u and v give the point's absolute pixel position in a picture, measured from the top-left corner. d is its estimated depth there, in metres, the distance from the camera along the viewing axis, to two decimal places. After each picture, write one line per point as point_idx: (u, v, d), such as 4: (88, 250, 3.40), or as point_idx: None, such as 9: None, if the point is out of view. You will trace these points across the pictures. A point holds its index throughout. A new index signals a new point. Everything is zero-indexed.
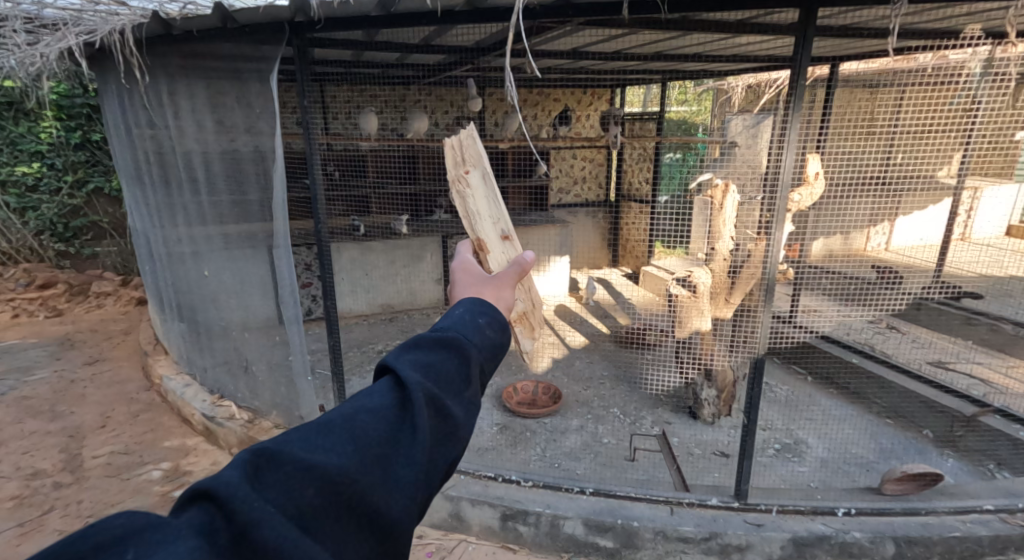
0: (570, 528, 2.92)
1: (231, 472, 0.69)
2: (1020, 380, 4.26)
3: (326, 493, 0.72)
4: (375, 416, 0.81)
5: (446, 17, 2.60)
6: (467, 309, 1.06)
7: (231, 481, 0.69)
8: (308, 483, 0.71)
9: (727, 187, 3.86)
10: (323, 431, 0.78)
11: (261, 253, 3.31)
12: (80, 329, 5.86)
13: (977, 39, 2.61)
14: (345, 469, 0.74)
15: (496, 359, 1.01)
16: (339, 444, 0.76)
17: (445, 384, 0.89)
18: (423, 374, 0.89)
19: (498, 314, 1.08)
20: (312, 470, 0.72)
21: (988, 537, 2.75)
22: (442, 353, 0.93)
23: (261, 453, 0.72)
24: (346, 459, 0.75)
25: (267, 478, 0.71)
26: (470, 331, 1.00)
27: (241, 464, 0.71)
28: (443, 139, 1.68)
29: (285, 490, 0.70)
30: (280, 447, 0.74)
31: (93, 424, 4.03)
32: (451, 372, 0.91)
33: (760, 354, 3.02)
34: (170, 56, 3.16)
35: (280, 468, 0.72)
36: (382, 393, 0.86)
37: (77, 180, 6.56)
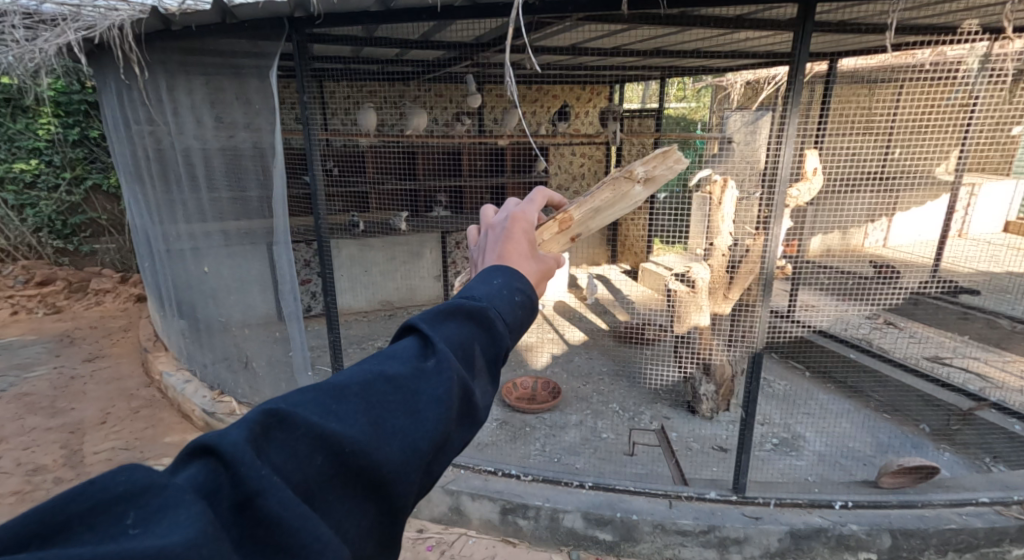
0: (569, 521, 2.94)
1: (236, 432, 0.65)
2: (1016, 375, 4.29)
3: (335, 463, 0.69)
4: (397, 385, 0.78)
5: (445, 12, 2.61)
6: (500, 276, 1.02)
7: (236, 443, 0.64)
8: (315, 452, 0.68)
9: (726, 182, 3.86)
10: (338, 395, 0.75)
11: (261, 248, 3.30)
12: (80, 326, 5.86)
13: (975, 34, 2.63)
14: (358, 441, 0.71)
15: (522, 337, 0.99)
16: (355, 412, 0.73)
17: (470, 362, 0.87)
18: (451, 349, 0.86)
19: (530, 289, 1.04)
20: (325, 437, 0.69)
21: (983, 529, 2.78)
22: (469, 328, 0.91)
23: (271, 414, 0.69)
24: (360, 429, 0.72)
25: (274, 442, 0.67)
26: (502, 304, 0.96)
27: (249, 424, 0.67)
28: (671, 147, 1.50)
29: (292, 456, 0.67)
30: (291, 408, 0.71)
31: (94, 420, 4.04)
32: (475, 350, 0.89)
33: (759, 349, 3.02)
34: (171, 52, 3.18)
35: (290, 432, 0.68)
36: (405, 361, 0.83)
37: (76, 177, 6.55)
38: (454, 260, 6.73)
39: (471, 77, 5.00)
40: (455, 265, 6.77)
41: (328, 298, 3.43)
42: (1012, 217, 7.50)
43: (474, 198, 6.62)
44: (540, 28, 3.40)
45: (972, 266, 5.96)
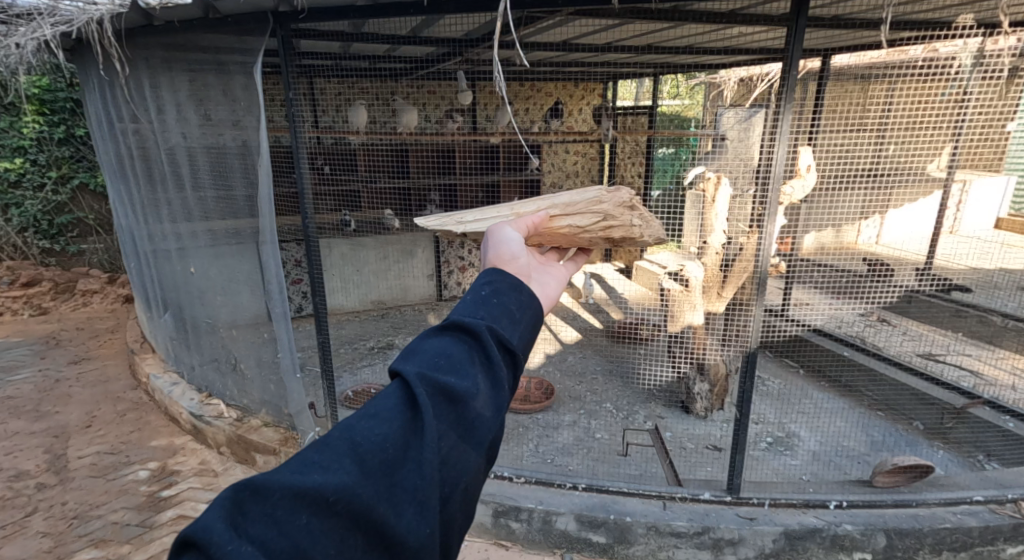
0: (562, 523, 2.90)
1: (212, 515, 0.64)
2: (1010, 372, 4.29)
3: (325, 516, 0.66)
4: (377, 417, 0.75)
5: (433, 6, 2.57)
6: (470, 285, 0.99)
7: (209, 527, 0.63)
8: (298, 511, 0.66)
9: (720, 180, 3.80)
10: (320, 448, 0.72)
11: (248, 249, 3.22)
12: (66, 328, 5.78)
13: (969, 29, 2.61)
14: (342, 486, 0.68)
15: (516, 326, 0.93)
16: (337, 458, 0.71)
17: (453, 369, 0.83)
18: (430, 364, 0.83)
19: (504, 279, 1.01)
20: (304, 493, 0.66)
21: (978, 528, 2.77)
22: (448, 341, 0.87)
23: (243, 488, 0.66)
24: (344, 474, 0.69)
25: (253, 514, 0.65)
26: (478, 307, 0.93)
27: (223, 504, 0.65)
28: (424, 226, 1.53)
29: (273, 524, 0.65)
30: (266, 475, 0.68)
31: (79, 424, 3.97)
32: (460, 357, 0.85)
33: (753, 348, 2.99)
34: (153, 48, 3.12)
35: (265, 501, 0.66)
36: (388, 393, 0.80)
37: (62, 176, 6.46)
38: (448, 259, 6.69)
39: (463, 73, 4.96)
40: (449, 264, 6.73)
41: (318, 298, 3.38)
42: (1003, 214, 7.54)
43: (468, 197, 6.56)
44: (532, 24, 3.36)
45: (964, 263, 5.98)
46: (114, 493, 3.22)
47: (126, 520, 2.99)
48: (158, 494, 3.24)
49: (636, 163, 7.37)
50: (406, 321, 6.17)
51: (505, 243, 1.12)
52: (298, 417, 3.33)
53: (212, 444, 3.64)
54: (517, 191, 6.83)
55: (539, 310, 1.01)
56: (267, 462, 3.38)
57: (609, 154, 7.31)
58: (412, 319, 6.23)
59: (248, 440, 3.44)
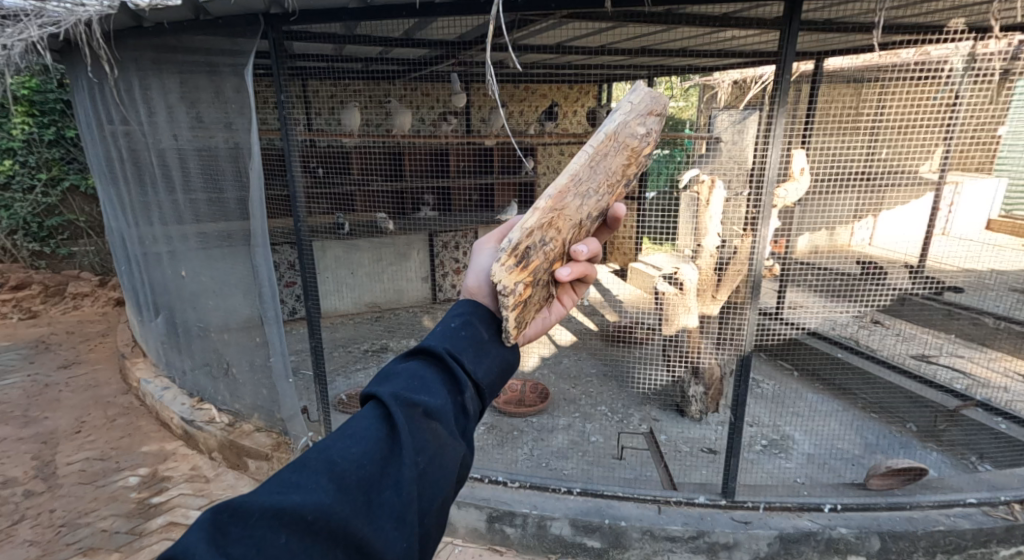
0: (557, 528, 2.89)
1: (192, 536, 0.67)
2: (1001, 373, 4.31)
3: (303, 534, 0.70)
4: (354, 438, 0.80)
5: (426, 9, 2.56)
6: (442, 316, 1.07)
7: (189, 547, 0.65)
8: (277, 530, 0.69)
9: (714, 183, 3.81)
10: (297, 468, 0.76)
11: (238, 253, 3.18)
12: (56, 331, 5.72)
13: (961, 33, 2.63)
14: (321, 505, 0.72)
15: (486, 352, 1.02)
16: (314, 479, 0.75)
17: (426, 389, 0.90)
18: (403, 385, 0.89)
19: (476, 308, 1.10)
20: (284, 512, 0.70)
21: (971, 530, 2.77)
22: (420, 366, 0.94)
23: (222, 509, 0.69)
24: (322, 493, 0.74)
25: (234, 534, 0.68)
26: (450, 335, 1.01)
27: (203, 527, 0.68)
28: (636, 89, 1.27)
29: (253, 543, 0.68)
30: (244, 497, 0.71)
31: (68, 429, 3.93)
32: (432, 378, 0.92)
33: (748, 351, 2.97)
34: (142, 50, 3.09)
35: (245, 522, 0.69)
36: (363, 415, 0.86)
37: (52, 178, 6.40)
38: (443, 261, 6.66)
39: (457, 76, 4.95)
40: (443, 266, 6.71)
41: (311, 302, 3.35)
42: (994, 216, 7.60)
43: (462, 199, 6.54)
44: (525, 26, 3.35)
45: (956, 264, 6.00)
46: (104, 500, 3.18)
47: (115, 528, 2.96)
48: (148, 500, 3.20)
49: None
50: (401, 323, 6.15)
51: (480, 266, 1.16)
52: (290, 422, 3.30)
53: (203, 449, 3.61)
54: (512, 192, 6.80)
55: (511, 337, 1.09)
56: (259, 467, 3.34)
57: None
58: (406, 322, 6.20)
59: (240, 445, 3.41)
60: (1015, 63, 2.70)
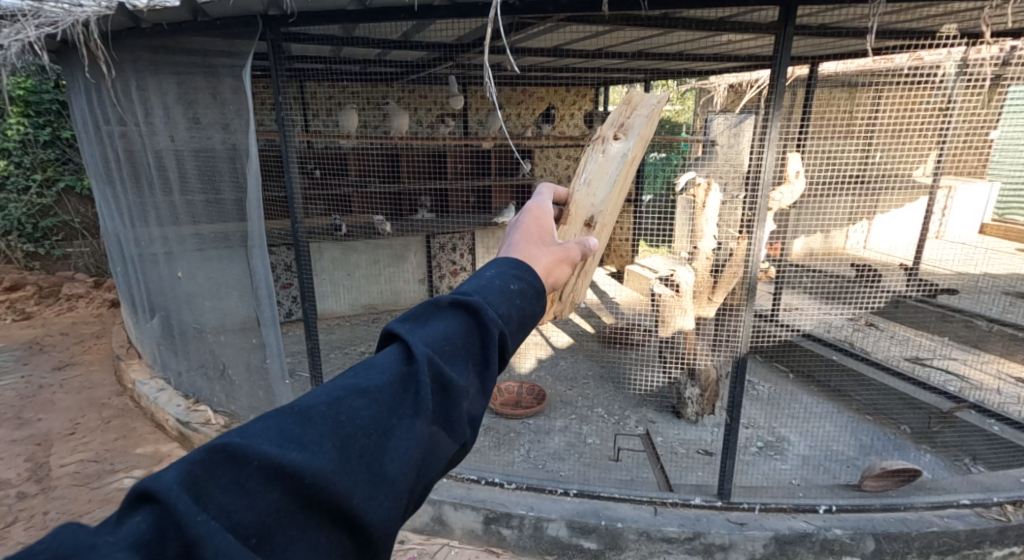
0: (553, 530, 2.89)
1: (172, 472, 0.58)
2: (994, 376, 4.35)
3: (296, 498, 0.62)
4: (370, 400, 0.70)
5: (424, 10, 2.57)
6: (489, 270, 0.94)
7: (171, 485, 0.57)
8: (271, 487, 0.60)
9: (710, 186, 3.84)
10: (302, 420, 0.67)
11: (235, 253, 3.16)
12: (50, 333, 5.69)
13: (953, 39, 2.66)
14: (320, 472, 0.63)
15: (522, 334, 0.90)
16: (317, 438, 0.65)
17: (456, 358, 0.79)
18: (434, 347, 0.78)
19: (532, 279, 0.95)
20: (281, 469, 0.61)
21: (965, 531, 2.79)
22: (456, 324, 0.82)
23: (219, 449, 0.60)
24: (324, 457, 0.64)
25: (222, 480, 0.59)
26: (497, 297, 0.88)
27: (188, 464, 0.59)
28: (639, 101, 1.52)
29: (243, 494, 0.59)
30: (244, 440, 0.63)
31: (62, 431, 3.90)
32: (464, 347, 0.81)
33: (742, 354, 2.99)
34: (140, 51, 3.09)
35: (240, 469, 0.60)
36: (383, 367, 0.75)
37: (47, 179, 6.37)
38: (439, 263, 6.67)
39: (454, 78, 4.96)
40: (440, 267, 6.72)
41: (307, 303, 3.35)
42: (988, 220, 7.68)
43: (459, 201, 6.51)
44: (522, 29, 3.37)
45: (949, 268, 6.05)
46: (98, 502, 3.16)
47: None
48: None
49: None
50: None
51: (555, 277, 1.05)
52: None
53: None
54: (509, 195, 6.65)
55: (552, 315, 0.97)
56: None
57: None
58: None
59: None
60: (1004, 68, 2.73)
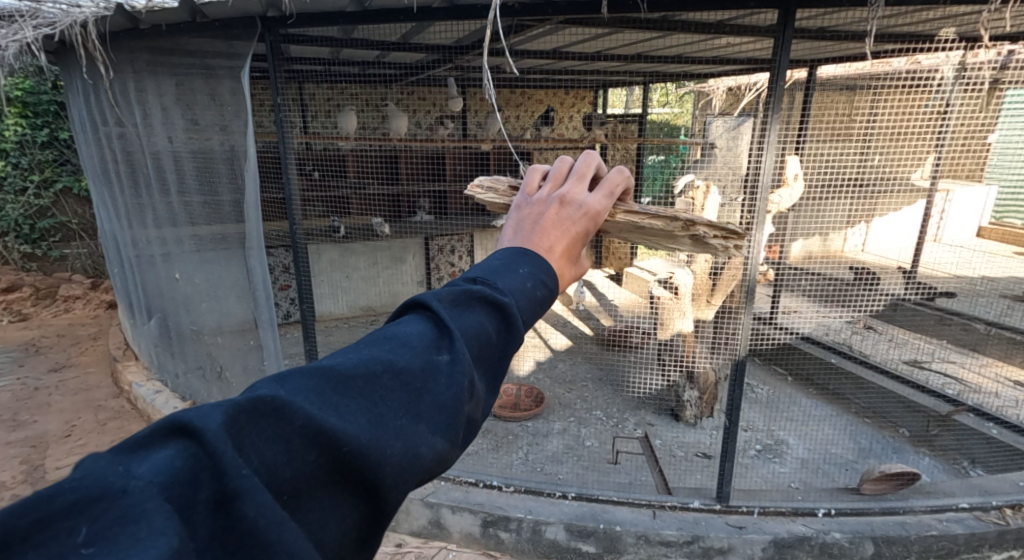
0: (552, 533, 2.88)
1: (214, 411, 0.58)
2: (992, 378, 4.35)
3: (330, 461, 0.61)
4: (403, 381, 0.68)
5: (422, 12, 2.57)
6: (525, 261, 0.88)
7: (214, 426, 0.57)
8: (310, 446, 0.60)
9: (709, 189, 3.93)
10: (340, 387, 0.65)
11: (232, 255, 3.15)
12: (47, 335, 5.67)
13: (950, 42, 2.67)
14: (359, 441, 0.62)
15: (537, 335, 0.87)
16: (354, 409, 0.64)
17: (484, 357, 0.77)
18: (468, 344, 0.75)
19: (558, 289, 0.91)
20: (321, 433, 0.61)
21: (964, 535, 2.78)
22: (492, 319, 0.79)
23: (266, 401, 0.60)
24: (361, 426, 0.63)
25: (264, 432, 0.58)
26: (528, 294, 0.84)
27: (232, 409, 0.59)
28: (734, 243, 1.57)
29: (285, 450, 0.59)
30: (287, 396, 0.62)
31: (58, 433, 3.89)
32: (492, 341, 0.78)
33: (741, 356, 2.98)
34: (137, 52, 3.08)
35: (283, 423, 0.60)
36: (414, 346, 0.73)
37: (45, 180, 6.36)
38: (438, 265, 6.66)
39: (453, 80, 4.96)
40: (439, 269, 6.71)
41: (306, 305, 3.35)
42: (985, 223, 7.71)
43: (458, 203, 6.51)
44: (521, 31, 3.37)
45: (947, 271, 6.06)
46: None
47: None
48: None
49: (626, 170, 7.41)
50: None
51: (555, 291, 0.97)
52: None
53: None
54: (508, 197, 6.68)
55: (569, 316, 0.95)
56: None
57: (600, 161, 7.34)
58: None
59: None
60: (1005, 71, 2.73)
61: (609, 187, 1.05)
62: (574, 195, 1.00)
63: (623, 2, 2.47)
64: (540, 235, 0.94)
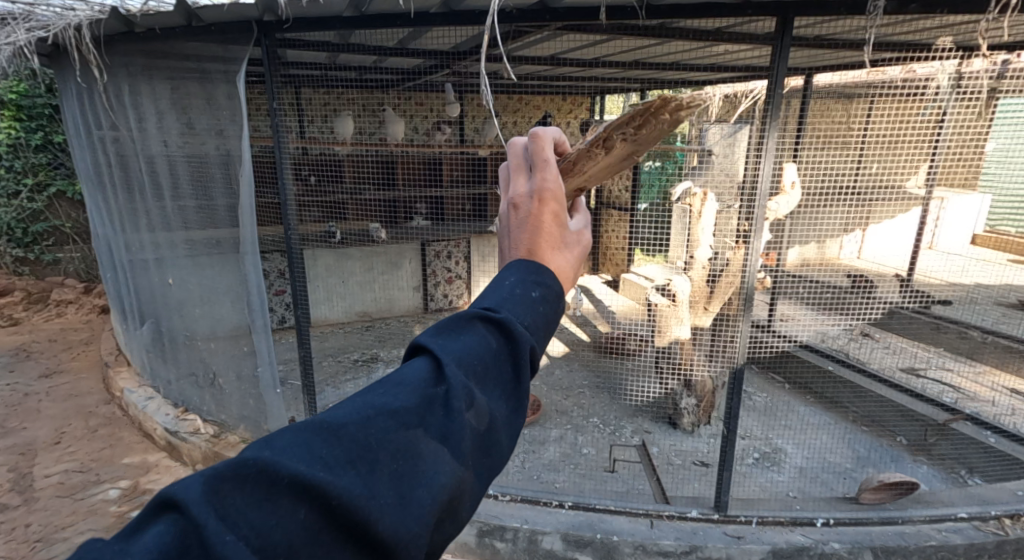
0: (548, 543, 2.84)
1: (195, 480, 0.58)
2: (988, 387, 4.36)
3: (323, 516, 0.59)
4: (400, 420, 0.66)
5: (420, 18, 2.56)
6: (513, 272, 0.86)
7: (196, 497, 0.56)
8: (297, 504, 0.58)
9: (706, 195, 3.89)
10: (331, 438, 0.64)
11: (227, 260, 3.11)
12: (38, 340, 5.61)
13: (947, 51, 2.68)
14: (349, 492, 0.60)
15: (548, 341, 0.83)
16: (345, 459, 0.63)
17: (486, 377, 0.74)
18: (464, 367, 0.73)
19: (555, 283, 0.87)
20: (310, 488, 0.59)
21: (963, 545, 2.76)
22: (489, 339, 0.77)
23: (248, 464, 0.59)
24: (354, 476, 0.62)
25: (249, 498, 0.57)
26: (522, 305, 0.81)
27: (216, 475, 0.58)
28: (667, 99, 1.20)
29: (271, 512, 0.57)
30: (273, 455, 0.61)
31: (47, 441, 3.83)
32: (494, 362, 0.76)
33: (740, 363, 2.97)
34: (133, 55, 3.06)
35: (268, 484, 0.58)
36: (412, 383, 0.71)
37: (38, 183, 6.29)
38: (434, 271, 6.61)
39: (451, 86, 4.95)
40: (435, 275, 6.70)
41: (301, 311, 3.30)
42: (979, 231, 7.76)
43: (455, 208, 6.50)
44: (519, 38, 3.36)
45: (941, 279, 6.07)
46: (82, 514, 3.08)
47: None
48: (129, 513, 3.11)
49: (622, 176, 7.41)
50: (391, 333, 6.12)
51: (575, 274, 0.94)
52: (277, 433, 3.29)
53: (187, 461, 3.54)
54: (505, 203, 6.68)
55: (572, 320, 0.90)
56: None
57: None
58: (397, 331, 6.17)
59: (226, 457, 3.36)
60: (1000, 81, 2.75)
61: (528, 159, 0.96)
62: (515, 190, 0.93)
63: (622, 9, 2.47)
64: (517, 245, 0.91)
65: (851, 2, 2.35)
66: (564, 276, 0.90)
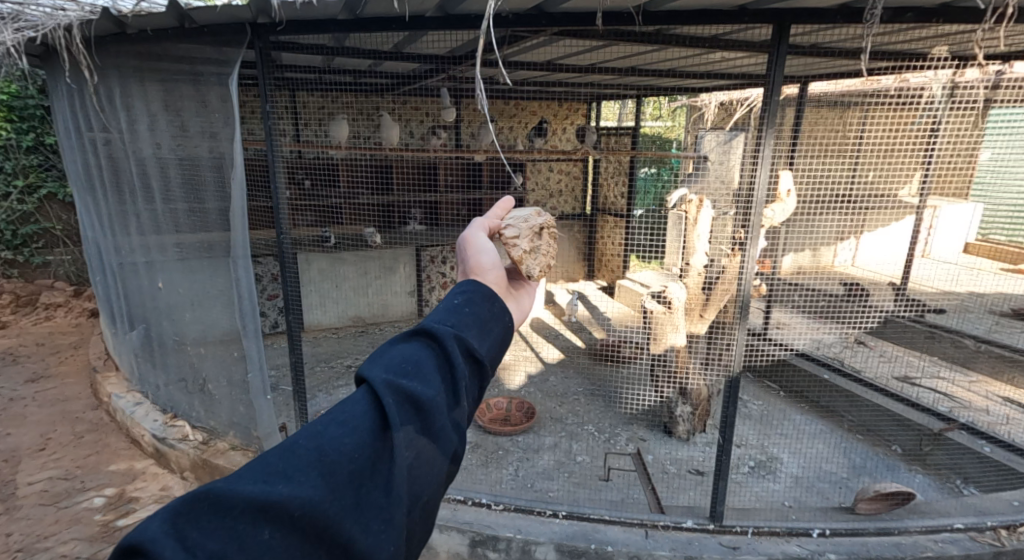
0: (542, 553, 2.79)
1: (155, 520, 0.55)
2: (981, 395, 4.35)
3: (288, 532, 0.57)
4: (346, 426, 0.65)
5: (414, 22, 2.54)
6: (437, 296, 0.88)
7: (157, 533, 0.54)
8: (260, 524, 0.57)
9: (701, 202, 3.83)
10: (284, 455, 0.62)
11: (216, 263, 3.07)
12: (26, 344, 5.52)
13: (942, 60, 2.67)
14: (309, 501, 0.58)
15: (488, 336, 0.83)
16: (302, 467, 0.61)
17: (421, 375, 0.73)
18: (392, 372, 0.72)
19: (479, 287, 0.89)
20: (269, 507, 0.57)
21: (959, 556, 2.74)
22: (416, 346, 0.77)
23: (201, 496, 0.56)
24: (310, 486, 0.60)
25: (210, 526, 0.55)
26: (445, 315, 0.82)
27: (174, 508, 0.56)
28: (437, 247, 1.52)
29: (232, 537, 0.55)
30: (226, 483, 0.58)
31: (32, 447, 3.76)
32: (427, 362, 0.75)
33: (736, 373, 2.91)
34: (124, 56, 3.02)
35: (226, 513, 0.56)
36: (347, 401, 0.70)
37: (28, 186, 6.21)
38: (429, 275, 6.67)
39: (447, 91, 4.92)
40: (430, 279, 6.69)
41: (291, 315, 3.27)
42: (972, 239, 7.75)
43: (450, 213, 6.48)
44: (515, 43, 3.35)
45: (935, 287, 6.08)
46: (65, 523, 3.02)
47: (76, 552, 2.79)
48: (114, 522, 3.05)
49: (619, 183, 7.35)
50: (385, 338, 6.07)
51: (486, 256, 0.98)
52: (267, 439, 3.24)
53: (175, 468, 3.49)
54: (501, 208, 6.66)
55: (511, 324, 0.89)
56: None
57: (593, 172, 7.33)
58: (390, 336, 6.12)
59: (214, 465, 3.30)
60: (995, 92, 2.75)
61: None
62: None
63: (618, 14, 2.44)
64: None
65: (848, 10, 2.34)
66: (476, 262, 0.96)
